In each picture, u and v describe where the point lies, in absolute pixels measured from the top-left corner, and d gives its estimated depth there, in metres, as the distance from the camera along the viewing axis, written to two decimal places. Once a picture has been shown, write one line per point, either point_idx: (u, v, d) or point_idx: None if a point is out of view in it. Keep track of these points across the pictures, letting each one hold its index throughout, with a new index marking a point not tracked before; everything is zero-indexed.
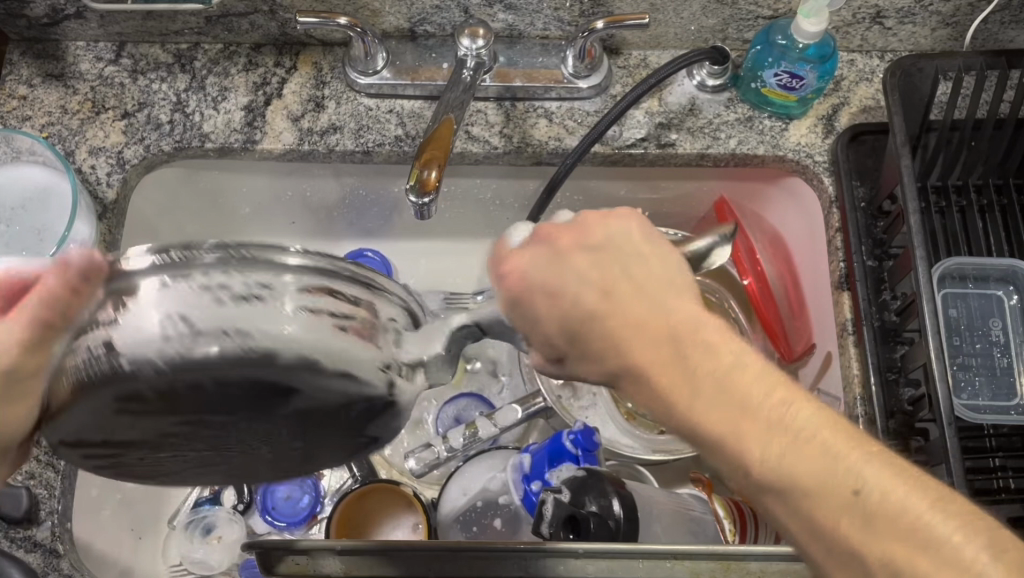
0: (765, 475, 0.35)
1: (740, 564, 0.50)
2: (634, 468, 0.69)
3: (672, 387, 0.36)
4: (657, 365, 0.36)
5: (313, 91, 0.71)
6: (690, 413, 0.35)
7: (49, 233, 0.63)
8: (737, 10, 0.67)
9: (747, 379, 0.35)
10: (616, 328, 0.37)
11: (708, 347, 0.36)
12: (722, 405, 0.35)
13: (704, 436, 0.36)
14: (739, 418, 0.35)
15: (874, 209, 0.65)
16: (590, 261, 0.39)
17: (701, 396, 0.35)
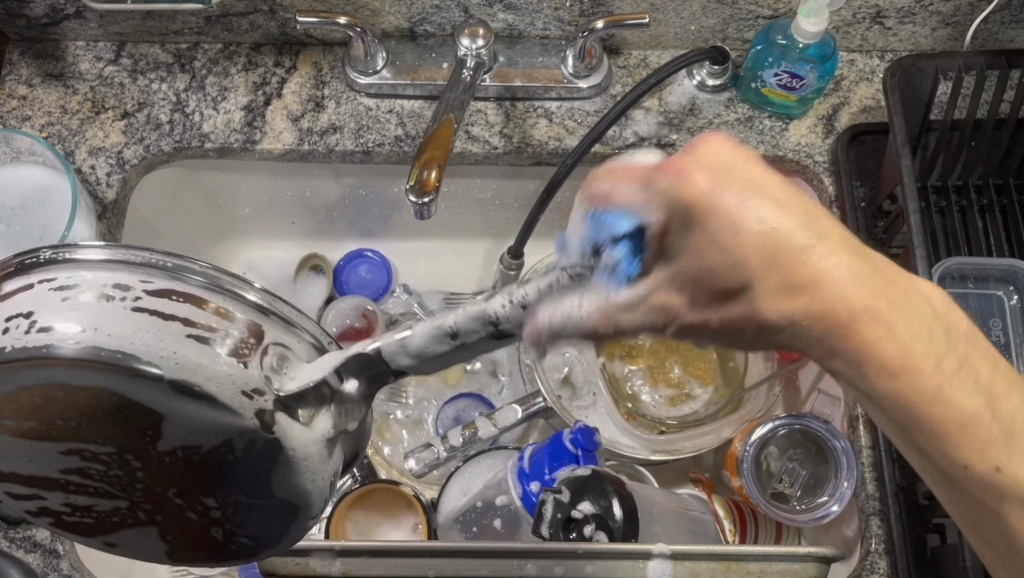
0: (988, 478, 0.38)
1: (741, 564, 0.50)
2: (634, 468, 0.70)
3: (916, 361, 0.35)
4: (888, 339, 0.35)
5: (313, 91, 0.71)
6: (940, 398, 0.36)
7: (50, 233, 0.64)
8: (737, 10, 0.67)
9: (987, 369, 0.37)
10: (837, 269, 0.34)
11: (919, 312, 0.35)
12: (973, 392, 0.36)
13: (948, 427, 0.36)
14: (991, 411, 0.36)
15: (874, 209, 0.65)
16: (766, 181, 0.35)
17: (946, 378, 0.36)
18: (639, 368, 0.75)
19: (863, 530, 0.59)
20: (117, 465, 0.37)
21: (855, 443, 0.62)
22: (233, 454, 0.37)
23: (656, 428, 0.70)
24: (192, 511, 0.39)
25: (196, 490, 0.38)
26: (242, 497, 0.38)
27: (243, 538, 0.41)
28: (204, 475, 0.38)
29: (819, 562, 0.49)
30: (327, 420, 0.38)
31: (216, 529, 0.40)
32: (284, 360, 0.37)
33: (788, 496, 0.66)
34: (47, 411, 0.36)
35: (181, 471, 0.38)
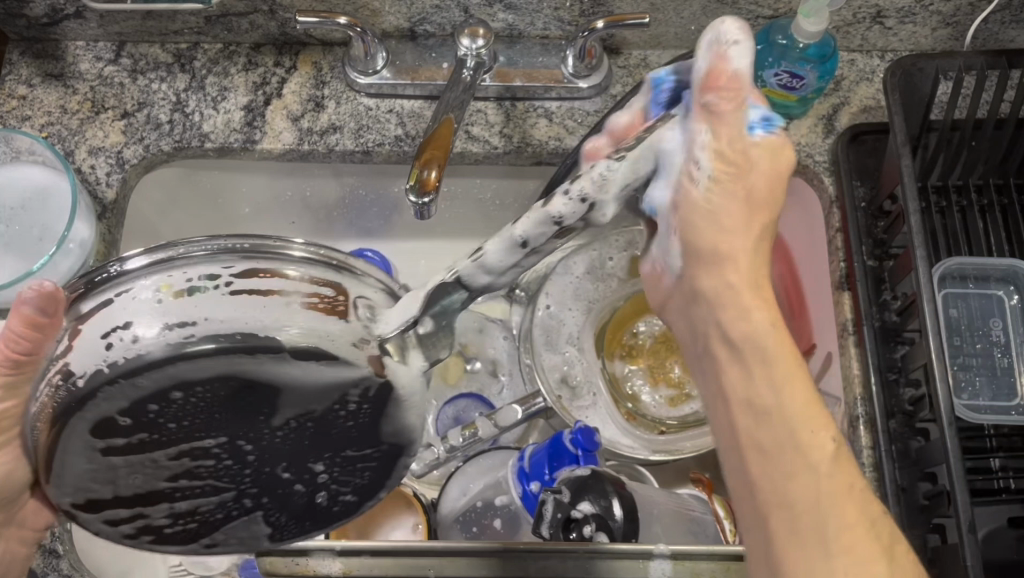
0: (765, 479, 0.39)
1: (741, 566, 0.51)
2: (634, 468, 0.69)
3: (776, 416, 0.39)
4: (768, 373, 0.40)
5: (313, 91, 0.71)
6: (787, 413, 0.39)
7: (50, 233, 0.63)
8: (738, 9, 0.67)
9: (794, 424, 0.39)
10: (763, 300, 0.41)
11: (797, 387, 0.39)
12: (759, 429, 0.39)
13: (748, 461, 0.40)
14: (780, 459, 0.39)
15: (874, 209, 0.65)
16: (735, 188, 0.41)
17: (770, 419, 0.39)
18: (639, 367, 0.74)
19: None
20: (231, 455, 0.39)
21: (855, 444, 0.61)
22: (346, 409, 0.39)
23: (656, 428, 0.70)
24: (301, 483, 0.41)
25: (304, 459, 0.40)
26: (349, 451, 0.40)
27: (348, 497, 0.43)
28: (316, 439, 0.40)
29: None
30: (418, 356, 0.41)
31: (320, 495, 0.42)
32: (372, 311, 0.40)
33: None
34: (159, 420, 0.38)
35: (290, 444, 0.39)
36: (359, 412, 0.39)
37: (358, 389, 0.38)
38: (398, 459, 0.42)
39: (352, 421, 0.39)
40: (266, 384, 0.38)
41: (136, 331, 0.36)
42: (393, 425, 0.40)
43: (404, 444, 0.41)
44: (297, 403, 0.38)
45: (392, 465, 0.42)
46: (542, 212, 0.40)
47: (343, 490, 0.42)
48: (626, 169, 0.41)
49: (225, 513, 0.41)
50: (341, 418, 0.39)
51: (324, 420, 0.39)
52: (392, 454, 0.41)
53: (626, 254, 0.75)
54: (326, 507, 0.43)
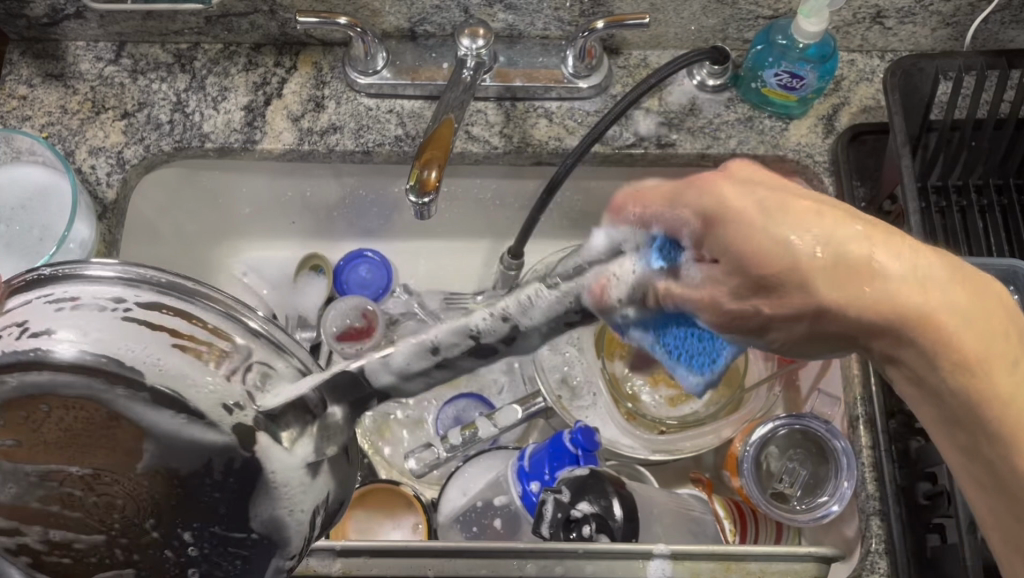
0: (989, 450, 0.41)
1: (740, 564, 0.52)
2: (634, 467, 0.69)
3: (984, 373, 0.40)
4: (963, 335, 0.40)
5: (313, 91, 0.71)
6: (978, 363, 0.40)
7: (50, 233, 0.64)
8: (737, 10, 0.67)
9: (1002, 369, 0.40)
10: (902, 290, 0.40)
11: (986, 331, 0.40)
12: (974, 399, 0.41)
13: (974, 435, 0.42)
14: (1005, 410, 0.40)
15: (873, 209, 0.66)
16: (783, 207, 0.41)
17: (971, 390, 0.41)
18: (639, 367, 0.75)
19: (863, 530, 0.59)
20: (103, 493, 0.39)
21: (855, 443, 0.62)
22: (210, 479, 0.38)
23: (657, 428, 0.69)
24: (172, 550, 0.40)
25: (174, 523, 0.39)
26: (219, 530, 0.39)
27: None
28: (185, 503, 0.39)
29: (818, 562, 0.52)
30: (308, 443, 0.39)
31: (190, 571, 0.40)
32: (266, 379, 0.38)
33: (788, 497, 0.65)
34: (40, 430, 0.38)
35: (162, 505, 0.39)
36: (224, 485, 0.38)
37: (223, 459, 0.38)
38: (270, 553, 0.41)
39: (220, 494, 0.39)
40: (129, 425, 0.37)
41: (46, 331, 0.37)
42: (263, 512, 0.39)
43: (273, 537, 0.40)
44: (158, 457, 0.38)
45: (258, 562, 0.41)
46: (461, 322, 0.37)
47: (213, 573, 0.41)
48: (553, 296, 0.37)
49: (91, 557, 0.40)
50: (212, 495, 0.39)
51: (191, 492, 0.38)
52: (262, 549, 0.40)
53: None
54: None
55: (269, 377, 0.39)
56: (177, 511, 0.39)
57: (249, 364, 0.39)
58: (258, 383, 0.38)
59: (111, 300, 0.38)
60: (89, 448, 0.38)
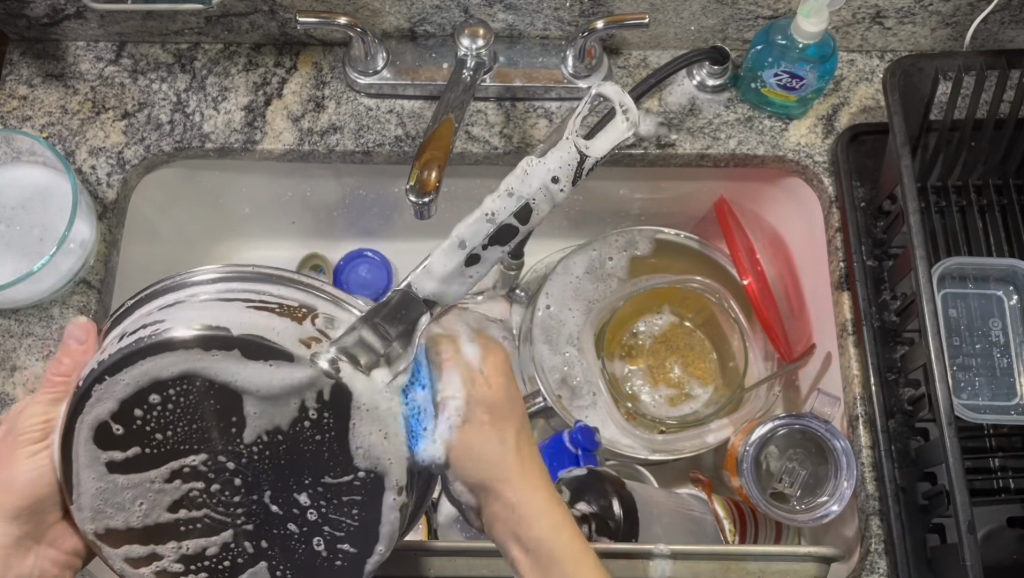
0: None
1: (740, 564, 0.53)
2: (634, 467, 0.71)
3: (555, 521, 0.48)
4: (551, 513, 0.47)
5: (313, 91, 0.71)
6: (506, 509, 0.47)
7: (50, 233, 0.64)
8: (737, 10, 0.67)
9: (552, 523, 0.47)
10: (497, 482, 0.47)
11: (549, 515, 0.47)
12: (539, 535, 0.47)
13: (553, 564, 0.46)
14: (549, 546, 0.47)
15: (874, 209, 0.65)
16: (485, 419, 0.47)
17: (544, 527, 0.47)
18: (639, 367, 0.75)
19: (863, 530, 0.59)
20: (218, 478, 0.44)
21: (855, 444, 0.61)
22: (309, 420, 0.43)
23: (656, 428, 0.70)
24: (293, 521, 0.44)
25: (289, 487, 0.44)
26: (329, 478, 0.44)
27: (346, 545, 0.45)
28: (291, 460, 0.43)
29: (818, 562, 0.53)
30: (387, 369, 0.43)
31: (316, 540, 0.45)
32: (331, 323, 0.45)
33: (787, 496, 0.66)
34: (146, 428, 0.43)
35: (271, 467, 0.43)
36: (323, 423, 0.43)
37: (313, 393, 0.42)
38: (379, 494, 0.44)
39: (321, 436, 0.43)
40: (230, 391, 0.42)
41: (157, 322, 0.43)
42: (361, 445, 0.43)
43: (379, 468, 0.43)
44: (261, 415, 0.43)
45: (375, 510, 0.44)
46: (477, 213, 0.48)
47: (338, 535, 0.45)
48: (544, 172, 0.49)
49: (224, 562, 0.46)
50: (315, 438, 0.43)
51: (296, 439, 0.43)
52: (372, 487, 0.44)
53: (626, 254, 0.76)
54: (327, 562, 0.46)
55: (333, 323, 0.45)
56: (288, 471, 0.44)
57: (315, 317, 0.45)
58: (326, 325, 0.45)
59: (198, 295, 0.45)
60: (191, 436, 0.43)
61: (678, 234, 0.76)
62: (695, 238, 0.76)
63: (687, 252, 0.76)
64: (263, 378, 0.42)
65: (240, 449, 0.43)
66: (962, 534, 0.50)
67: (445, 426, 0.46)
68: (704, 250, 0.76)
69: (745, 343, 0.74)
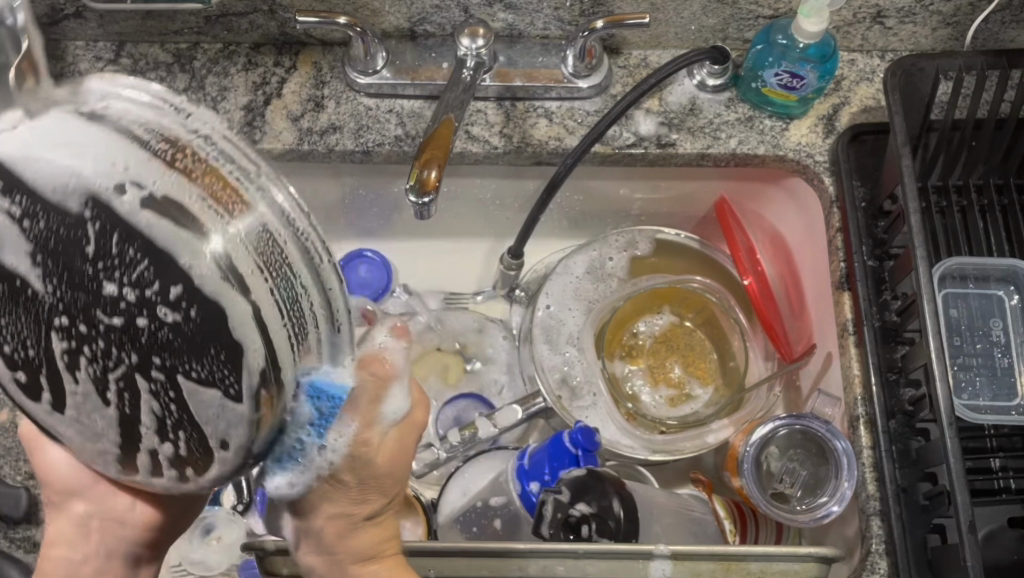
0: None
1: (740, 565, 0.53)
2: (635, 468, 0.71)
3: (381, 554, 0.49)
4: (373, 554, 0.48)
5: (313, 91, 0.71)
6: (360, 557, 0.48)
7: None
8: (738, 9, 0.67)
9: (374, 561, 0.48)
10: (346, 527, 0.46)
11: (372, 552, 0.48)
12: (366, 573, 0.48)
13: None
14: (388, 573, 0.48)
15: (874, 209, 0.65)
16: (361, 491, 0.45)
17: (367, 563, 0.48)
18: (639, 367, 0.75)
19: (863, 530, 0.59)
20: (70, 338, 0.34)
21: (856, 444, 0.61)
22: (21, 211, 0.30)
23: (656, 428, 0.70)
24: (114, 314, 0.32)
25: (74, 289, 0.31)
26: (85, 270, 0.31)
27: (174, 285, 0.31)
28: (53, 260, 0.31)
29: (819, 562, 0.52)
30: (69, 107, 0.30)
31: (152, 298, 0.31)
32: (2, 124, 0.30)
33: (788, 497, 0.66)
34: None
35: (52, 289, 0.32)
36: (30, 208, 0.30)
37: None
38: (212, 309, 0.31)
39: (43, 222, 0.30)
40: None
41: None
42: (52, 188, 0.29)
43: (114, 218, 0.29)
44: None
45: (206, 296, 0.31)
46: None
47: (149, 276, 0.30)
48: None
49: (170, 413, 0.34)
50: (63, 223, 0.30)
51: (36, 237, 0.31)
52: (114, 219, 0.29)
53: (626, 254, 0.76)
54: (180, 321, 0.31)
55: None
56: (68, 285, 0.31)
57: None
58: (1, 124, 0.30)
59: None
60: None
61: (678, 235, 0.76)
62: (695, 238, 0.76)
63: (689, 253, 0.76)
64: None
65: (44, 300, 0.33)
66: (963, 535, 0.50)
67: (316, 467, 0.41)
68: (706, 251, 0.76)
69: (745, 343, 0.73)
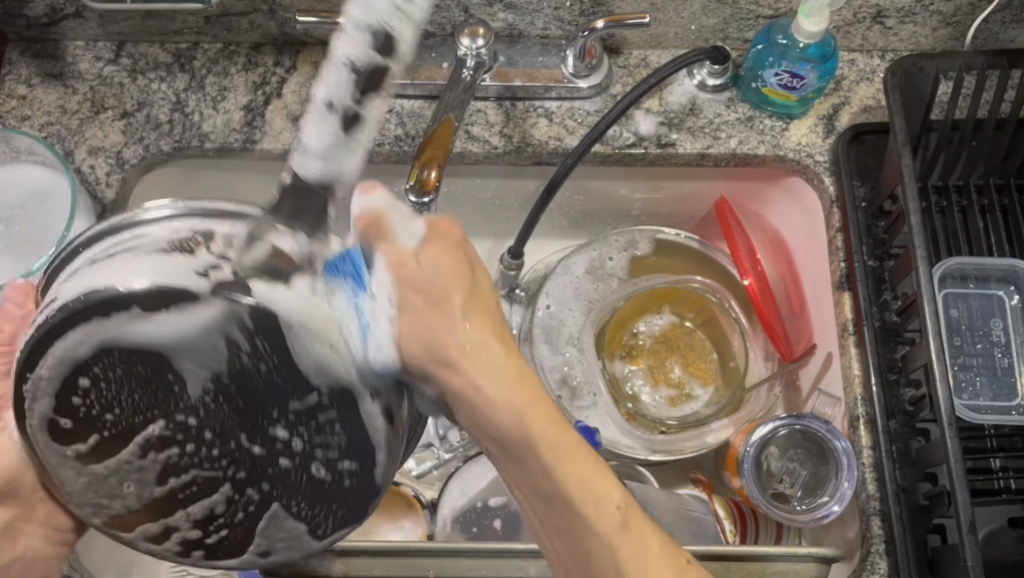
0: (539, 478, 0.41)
1: (740, 565, 0.53)
2: (634, 468, 0.70)
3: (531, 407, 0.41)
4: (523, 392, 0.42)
5: (313, 91, 0.71)
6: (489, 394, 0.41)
7: (49, 233, 0.64)
8: (738, 9, 0.67)
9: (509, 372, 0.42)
10: (467, 358, 0.41)
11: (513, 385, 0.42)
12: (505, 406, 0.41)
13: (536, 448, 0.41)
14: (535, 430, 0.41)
15: (874, 209, 0.65)
16: (421, 314, 0.41)
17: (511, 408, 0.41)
18: (639, 367, 0.75)
19: (863, 531, 0.59)
20: (189, 436, 0.39)
21: (855, 444, 0.61)
22: (243, 350, 0.38)
23: (656, 428, 0.70)
24: (278, 455, 0.40)
25: (259, 423, 0.39)
26: (294, 404, 0.39)
27: (348, 462, 0.40)
28: (246, 397, 0.38)
29: (818, 562, 0.52)
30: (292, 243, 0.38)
31: (317, 466, 0.40)
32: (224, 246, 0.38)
33: (788, 497, 0.66)
34: (91, 413, 0.39)
35: (230, 411, 0.39)
36: (258, 350, 0.38)
37: (234, 322, 0.37)
38: (353, 403, 0.39)
39: (261, 364, 0.38)
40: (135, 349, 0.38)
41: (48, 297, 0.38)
42: (308, 358, 0.38)
43: (338, 384, 0.39)
44: (198, 366, 0.38)
45: (345, 403, 0.39)
46: None
47: (333, 451, 0.40)
48: None
49: (243, 512, 0.41)
50: (259, 370, 0.38)
51: (242, 377, 0.38)
52: (341, 400, 0.39)
53: (626, 254, 0.76)
54: (336, 484, 0.41)
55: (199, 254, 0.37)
56: (236, 414, 0.39)
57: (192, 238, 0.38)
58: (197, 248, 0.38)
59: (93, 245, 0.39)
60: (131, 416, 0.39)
61: (677, 234, 0.76)
62: (694, 238, 0.76)
63: (688, 252, 0.76)
64: (161, 328, 0.37)
65: (190, 410, 0.39)
66: (962, 535, 0.50)
67: (387, 322, 0.40)
68: (706, 251, 0.76)
69: (745, 343, 0.74)
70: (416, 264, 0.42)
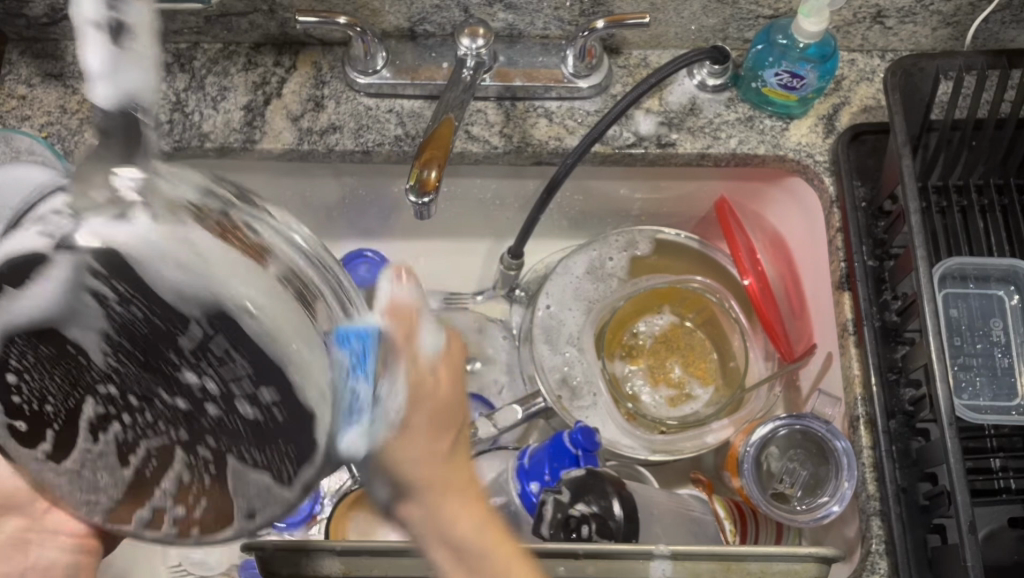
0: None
1: (741, 565, 0.53)
2: (634, 468, 0.70)
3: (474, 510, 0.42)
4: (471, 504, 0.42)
5: (313, 91, 0.71)
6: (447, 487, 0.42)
7: None
8: (738, 9, 0.67)
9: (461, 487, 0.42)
10: (440, 459, 0.42)
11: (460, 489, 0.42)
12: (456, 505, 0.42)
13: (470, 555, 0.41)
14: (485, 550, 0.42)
15: (874, 209, 0.65)
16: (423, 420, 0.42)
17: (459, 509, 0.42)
18: (639, 367, 0.75)
19: (863, 530, 0.59)
20: (119, 408, 0.41)
21: (856, 444, 0.61)
22: (120, 301, 0.36)
23: (656, 428, 0.70)
24: (186, 397, 0.39)
25: (161, 369, 0.38)
26: (183, 342, 0.38)
27: (265, 392, 0.38)
28: (144, 347, 0.38)
29: (819, 562, 0.52)
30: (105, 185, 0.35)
31: (241, 404, 0.38)
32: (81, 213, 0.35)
33: (788, 497, 0.66)
34: (35, 409, 0.41)
35: (136, 365, 0.39)
36: (131, 300, 0.36)
37: (93, 277, 0.36)
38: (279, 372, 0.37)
39: (142, 314, 0.37)
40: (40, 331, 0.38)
41: None
42: (169, 290, 0.36)
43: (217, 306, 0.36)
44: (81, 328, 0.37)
45: (252, 346, 0.37)
46: None
47: (246, 384, 0.38)
48: None
49: (209, 473, 0.41)
50: (137, 315, 0.37)
51: (129, 326, 0.38)
52: (225, 324, 0.36)
53: (626, 254, 0.76)
54: (265, 420, 0.38)
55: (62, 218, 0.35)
56: (138, 363, 0.39)
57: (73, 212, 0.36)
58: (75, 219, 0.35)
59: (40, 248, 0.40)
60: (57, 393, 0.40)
61: (678, 234, 0.76)
62: (695, 238, 0.76)
63: (688, 252, 0.76)
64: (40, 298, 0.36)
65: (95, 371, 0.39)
66: (962, 535, 0.50)
67: (381, 424, 0.39)
68: (705, 251, 0.76)
69: (745, 343, 0.74)
70: (426, 377, 0.42)
